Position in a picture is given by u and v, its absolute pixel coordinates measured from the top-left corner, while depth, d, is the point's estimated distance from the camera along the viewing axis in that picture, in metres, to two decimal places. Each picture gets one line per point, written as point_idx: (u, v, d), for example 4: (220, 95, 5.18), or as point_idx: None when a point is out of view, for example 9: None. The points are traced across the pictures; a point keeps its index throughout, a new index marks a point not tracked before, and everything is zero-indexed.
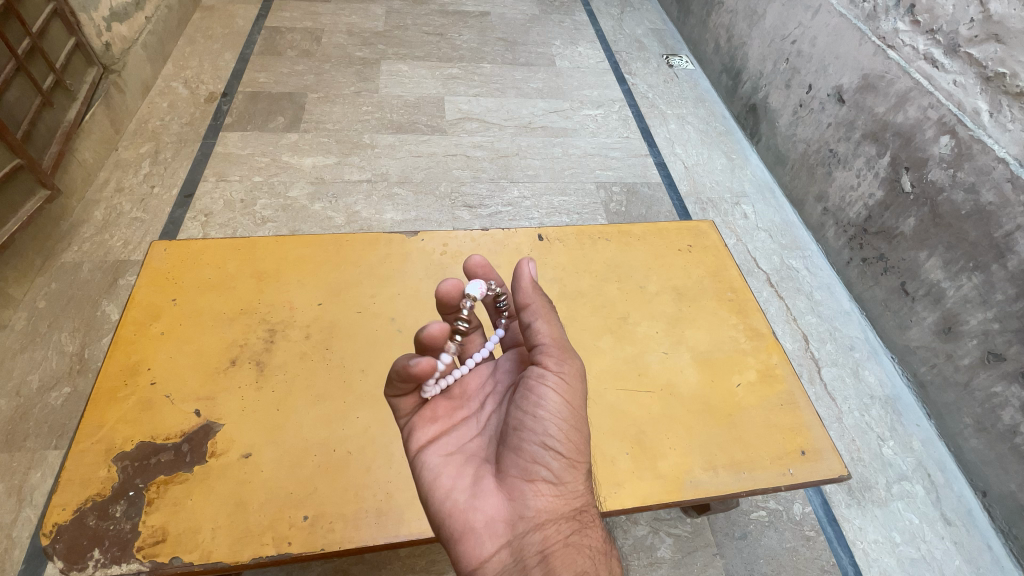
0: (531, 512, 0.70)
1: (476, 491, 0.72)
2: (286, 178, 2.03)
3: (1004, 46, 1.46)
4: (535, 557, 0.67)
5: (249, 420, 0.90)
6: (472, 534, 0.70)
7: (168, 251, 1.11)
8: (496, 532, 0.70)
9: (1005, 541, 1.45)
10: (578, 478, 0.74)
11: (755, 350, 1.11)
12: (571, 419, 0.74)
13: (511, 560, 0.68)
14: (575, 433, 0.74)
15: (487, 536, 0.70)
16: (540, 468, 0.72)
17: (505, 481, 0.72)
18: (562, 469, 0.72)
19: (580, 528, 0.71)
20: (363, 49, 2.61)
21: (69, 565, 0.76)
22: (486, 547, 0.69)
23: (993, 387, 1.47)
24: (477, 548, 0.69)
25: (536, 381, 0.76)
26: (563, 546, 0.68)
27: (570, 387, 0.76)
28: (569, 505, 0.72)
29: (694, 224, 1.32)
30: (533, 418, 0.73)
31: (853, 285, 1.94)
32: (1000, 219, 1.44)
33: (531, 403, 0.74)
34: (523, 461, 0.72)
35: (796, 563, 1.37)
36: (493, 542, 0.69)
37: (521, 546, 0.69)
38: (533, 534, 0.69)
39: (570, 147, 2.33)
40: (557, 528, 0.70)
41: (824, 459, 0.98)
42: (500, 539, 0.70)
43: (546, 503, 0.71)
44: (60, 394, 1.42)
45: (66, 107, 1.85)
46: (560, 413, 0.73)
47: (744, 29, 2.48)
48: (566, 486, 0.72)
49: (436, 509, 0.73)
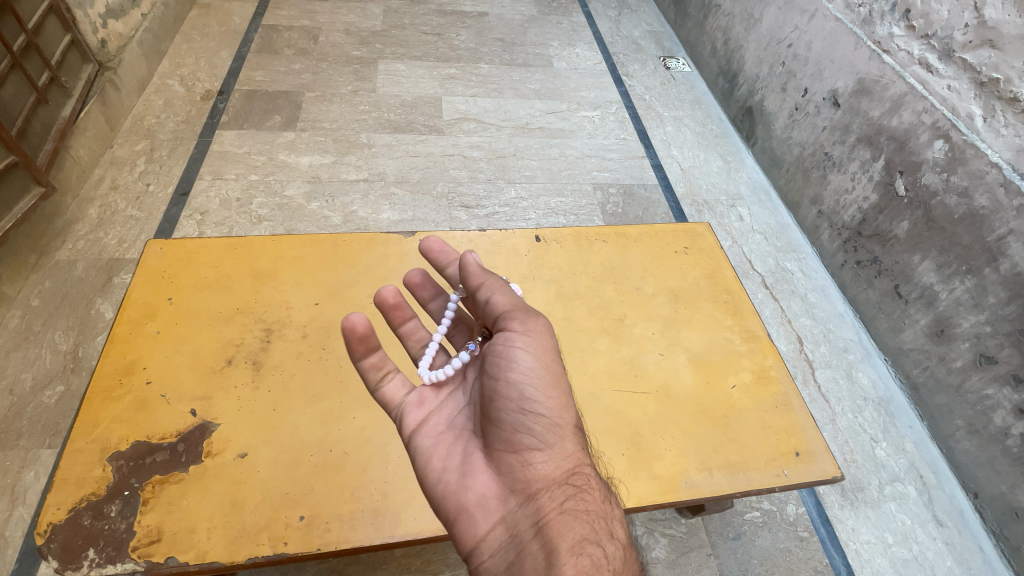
0: (521, 483, 0.73)
1: (467, 470, 0.76)
2: (282, 177, 2.02)
3: (998, 52, 1.48)
4: (531, 530, 0.70)
5: (245, 420, 0.90)
6: (467, 513, 0.73)
7: (164, 250, 1.10)
8: (490, 509, 0.73)
9: (996, 542, 1.46)
10: (564, 441, 0.75)
11: (750, 352, 1.11)
12: (546, 381, 0.76)
13: (507, 536, 0.71)
14: (553, 397, 0.76)
15: (481, 514, 0.72)
16: (523, 436, 0.74)
17: (494, 456, 0.75)
18: (545, 433, 0.74)
19: (573, 493, 0.72)
20: (360, 48, 2.60)
21: (64, 565, 0.75)
22: (482, 525, 0.72)
23: (985, 389, 1.49)
24: (472, 527, 0.72)
25: (504, 347, 0.77)
26: (557, 514, 0.70)
27: (539, 350, 0.77)
28: (561, 472, 0.74)
29: (690, 226, 1.33)
30: (506, 383, 0.76)
31: (847, 288, 1.96)
32: (993, 223, 1.46)
33: (502, 368, 0.76)
34: (505, 434, 0.75)
35: (790, 564, 1.38)
36: (488, 520, 0.72)
37: (515, 520, 0.71)
38: (526, 506, 0.71)
39: (568, 149, 2.33)
40: (550, 496, 0.71)
41: (818, 460, 0.99)
42: (494, 516, 0.72)
43: (536, 473, 0.73)
44: (54, 393, 1.41)
45: (62, 104, 1.84)
46: (534, 378, 0.75)
47: (740, 32, 2.50)
48: (554, 450, 0.74)
49: (431, 491, 0.76)
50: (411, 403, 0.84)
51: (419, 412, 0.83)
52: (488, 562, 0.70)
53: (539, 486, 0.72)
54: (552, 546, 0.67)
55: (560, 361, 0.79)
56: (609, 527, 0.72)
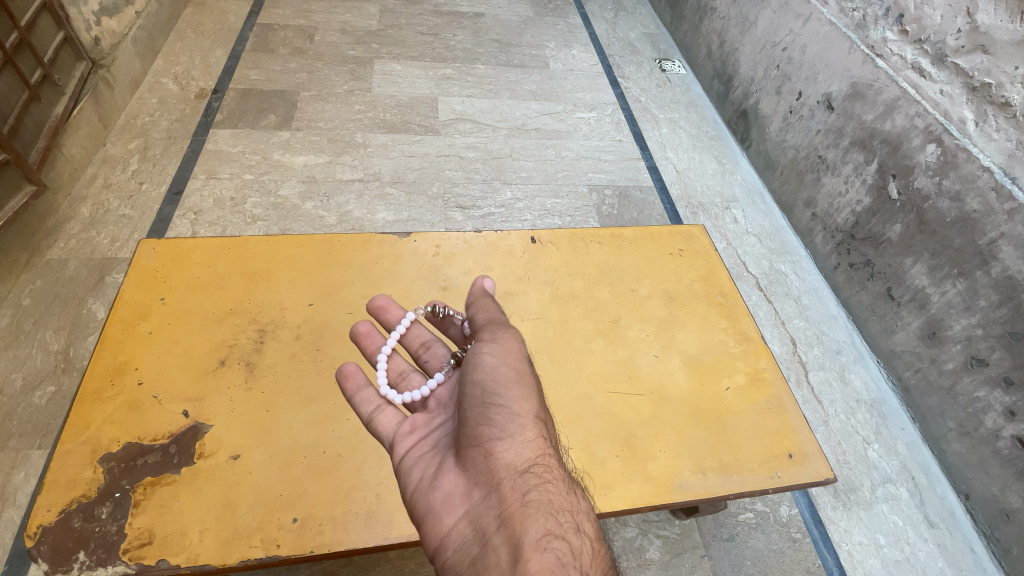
0: (484, 476, 0.68)
1: (437, 471, 0.73)
2: (277, 176, 2.02)
3: (990, 57, 1.49)
4: (494, 523, 0.64)
5: (238, 421, 0.89)
6: (434, 512, 0.69)
7: (157, 250, 1.10)
8: (455, 505, 0.68)
9: (987, 543, 1.48)
10: (526, 430, 0.71)
11: (744, 354, 1.12)
12: (510, 378, 0.76)
13: (470, 532, 0.65)
14: (515, 389, 0.75)
15: (446, 510, 0.68)
16: (484, 428, 0.71)
17: (461, 454, 0.72)
18: (506, 423, 0.71)
19: (536, 484, 0.66)
20: (356, 48, 2.59)
21: (53, 568, 0.74)
22: (448, 522, 0.68)
23: (976, 391, 1.50)
24: (437, 525, 0.68)
25: (472, 355, 0.81)
26: (519, 504, 0.64)
27: (505, 353, 0.80)
28: (525, 462, 0.69)
29: (685, 228, 1.33)
30: (472, 384, 0.77)
31: (840, 290, 1.97)
32: (984, 227, 1.48)
33: (470, 371, 0.79)
34: (467, 428, 0.73)
35: (783, 565, 1.38)
36: (452, 516, 0.68)
37: (478, 513, 0.66)
38: (489, 497, 0.66)
39: (564, 150, 2.33)
40: (512, 484, 0.66)
41: (811, 462, 0.99)
42: (459, 512, 0.67)
43: (499, 461, 0.68)
44: (44, 394, 1.40)
45: (54, 101, 1.83)
46: (497, 375, 0.76)
47: (735, 35, 2.51)
48: (515, 440, 0.69)
49: (407, 496, 0.74)
50: (401, 428, 0.82)
51: (409, 437, 0.80)
52: (451, 559, 0.65)
53: (501, 476, 0.67)
54: (514, 537, 0.61)
55: (530, 363, 0.80)
56: (578, 522, 0.64)
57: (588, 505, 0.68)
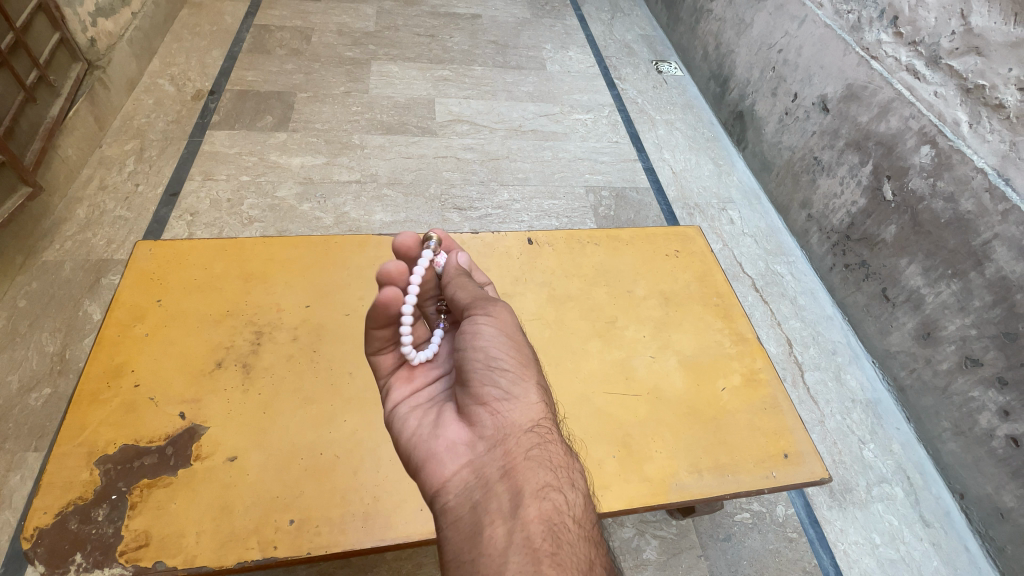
0: (489, 431, 0.71)
1: (439, 422, 0.76)
2: (274, 178, 2.02)
3: (983, 59, 1.51)
4: (497, 472, 0.68)
5: (234, 423, 0.89)
6: (435, 458, 0.72)
7: (153, 251, 1.09)
8: (458, 454, 0.71)
9: (981, 542, 1.48)
10: (531, 395, 0.74)
11: (739, 355, 1.12)
12: (517, 343, 0.78)
13: (472, 479, 0.69)
14: (518, 356, 0.76)
15: (449, 458, 0.71)
16: (490, 388, 0.74)
17: (464, 410, 0.75)
18: (511, 385, 0.74)
19: (539, 443, 0.70)
20: (353, 49, 2.60)
21: (50, 569, 0.74)
22: (449, 468, 0.71)
23: (971, 391, 1.51)
24: (439, 470, 0.71)
25: (468, 326, 0.80)
26: (523, 458, 0.68)
27: (502, 322, 0.80)
28: (529, 422, 0.72)
29: (681, 229, 1.34)
30: (473, 347, 0.77)
31: (835, 290, 1.98)
32: (978, 228, 1.49)
33: (469, 338, 0.78)
34: (472, 387, 0.75)
35: (778, 564, 1.39)
36: (455, 463, 0.71)
37: (481, 464, 0.69)
38: (493, 450, 0.70)
39: (561, 151, 2.34)
40: (517, 441, 0.69)
41: (806, 462, 1.00)
42: (462, 460, 0.71)
43: (506, 419, 0.72)
44: (40, 395, 1.40)
45: (50, 103, 1.82)
46: (502, 341, 0.77)
47: (731, 37, 2.52)
48: (520, 401, 0.73)
49: (405, 441, 0.77)
50: (400, 375, 0.85)
51: (405, 388, 0.84)
52: (451, 502, 0.68)
53: (507, 433, 0.70)
54: (518, 487, 0.65)
55: (525, 334, 0.81)
56: (573, 479, 0.70)
57: (579, 466, 0.73)
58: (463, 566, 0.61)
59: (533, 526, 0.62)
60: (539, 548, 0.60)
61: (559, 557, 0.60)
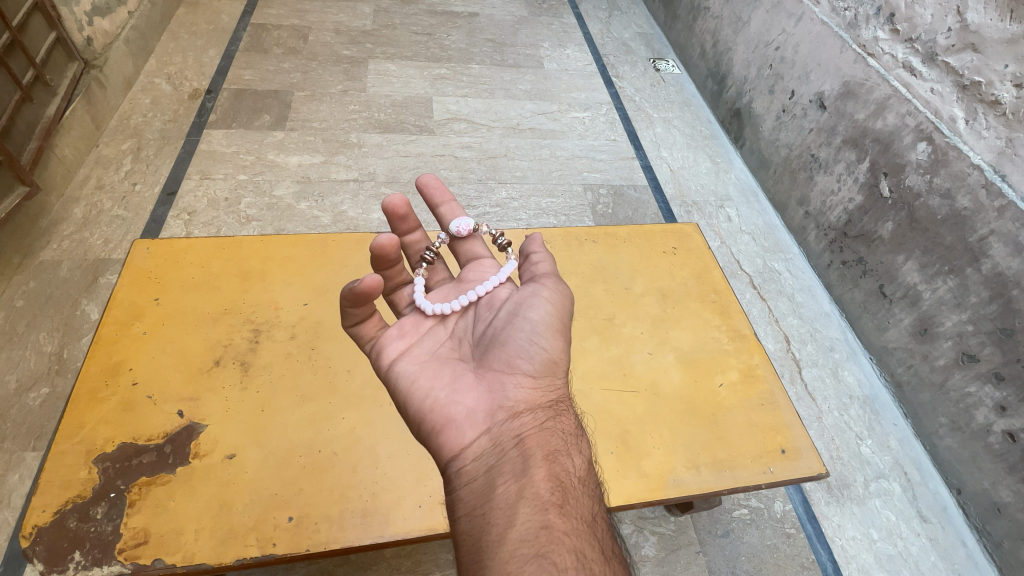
0: (510, 402, 0.78)
1: (456, 388, 0.79)
2: (272, 177, 2.01)
3: (980, 56, 1.51)
4: (515, 440, 0.74)
5: (233, 421, 0.89)
6: (454, 424, 0.76)
7: (150, 250, 1.09)
8: (476, 421, 0.76)
9: (979, 537, 1.49)
10: (554, 375, 0.83)
11: (737, 351, 1.13)
12: (550, 326, 0.84)
13: (489, 446, 0.74)
14: (556, 339, 0.84)
15: (468, 425, 0.76)
16: (521, 362, 0.80)
17: (487, 378, 0.80)
18: (540, 364, 0.81)
19: (554, 416, 0.78)
20: (351, 48, 2.59)
21: (48, 568, 0.74)
22: (467, 434, 0.75)
23: (968, 387, 1.52)
24: (457, 436, 0.75)
25: (528, 292, 0.87)
26: (537, 428, 0.75)
27: (555, 304, 0.86)
28: (547, 398, 0.80)
29: (678, 226, 1.34)
30: (521, 319, 0.84)
31: (833, 287, 1.99)
32: (974, 224, 1.49)
33: (525, 307, 0.85)
34: (503, 357, 0.81)
35: (776, 560, 1.39)
36: (473, 430, 0.75)
37: (500, 432, 0.75)
38: (511, 420, 0.76)
39: (559, 149, 2.34)
40: (535, 414, 0.77)
41: (803, 458, 1.00)
42: (480, 428, 0.76)
43: (524, 394, 0.79)
44: (38, 395, 1.40)
45: (46, 102, 1.82)
46: (537, 324, 0.83)
47: (728, 35, 2.53)
48: (543, 380, 0.81)
49: (417, 405, 0.78)
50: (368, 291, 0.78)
51: (400, 342, 0.85)
52: (468, 465, 0.73)
53: (523, 406, 0.77)
54: (531, 452, 0.72)
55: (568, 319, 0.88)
56: (580, 448, 0.77)
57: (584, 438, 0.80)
58: (479, 518, 0.67)
59: (543, 483, 0.69)
60: (549, 501, 0.67)
61: (565, 509, 0.67)
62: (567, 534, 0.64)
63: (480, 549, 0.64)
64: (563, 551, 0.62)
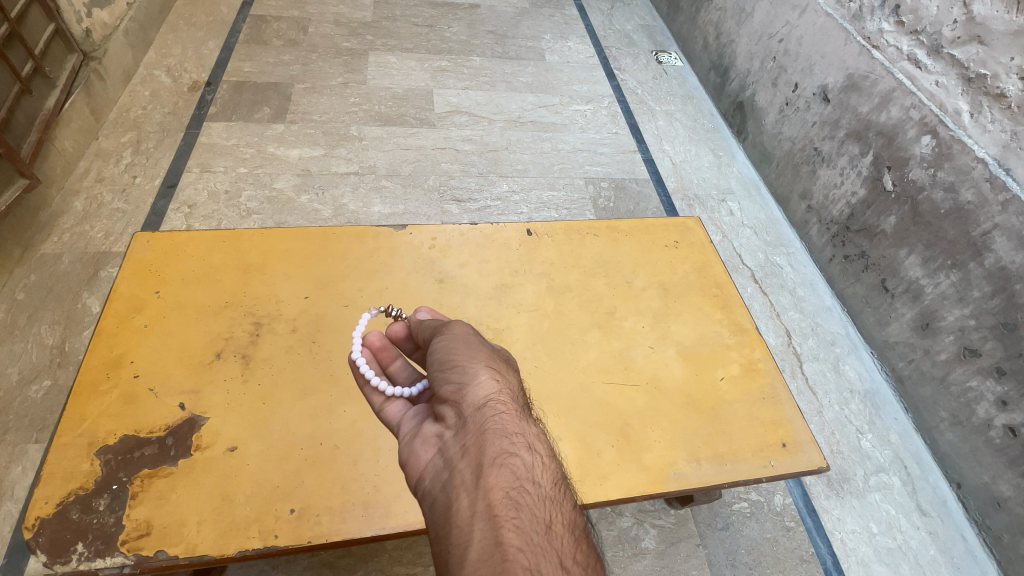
0: (451, 416, 0.65)
1: (416, 422, 0.69)
2: (272, 169, 2.01)
3: (985, 48, 1.50)
4: (460, 449, 0.61)
5: (234, 414, 0.89)
6: (407, 454, 0.66)
7: (151, 243, 1.09)
8: (427, 443, 0.65)
9: (978, 530, 1.50)
10: (484, 366, 0.68)
11: (738, 345, 1.13)
12: (466, 339, 0.72)
13: (439, 462, 0.62)
14: (473, 346, 0.71)
15: (418, 449, 0.65)
16: (446, 374, 0.68)
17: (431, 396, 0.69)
18: (464, 366, 0.68)
19: (497, 411, 0.64)
20: (351, 40, 2.57)
21: (52, 559, 0.74)
22: (421, 458, 0.64)
23: (969, 381, 1.52)
24: (412, 464, 0.64)
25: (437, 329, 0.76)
26: (480, 429, 0.62)
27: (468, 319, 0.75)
28: (486, 394, 0.66)
29: (680, 220, 1.34)
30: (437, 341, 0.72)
31: (835, 282, 1.98)
32: (978, 218, 1.49)
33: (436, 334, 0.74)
34: (432, 373, 0.69)
35: (776, 553, 1.40)
36: (424, 452, 0.64)
37: (447, 445, 0.63)
38: (456, 431, 0.63)
39: (560, 143, 2.33)
40: (475, 415, 0.63)
41: (804, 452, 1.00)
42: (431, 447, 0.64)
43: (464, 396, 0.66)
44: (40, 387, 1.40)
45: (46, 94, 1.82)
46: (447, 340, 0.72)
47: (731, 27, 2.51)
48: (472, 376, 0.67)
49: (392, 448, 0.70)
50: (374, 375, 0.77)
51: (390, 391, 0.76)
52: (425, 490, 0.61)
53: (464, 411, 0.64)
54: (477, 459, 0.59)
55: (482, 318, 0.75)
56: (532, 440, 0.63)
57: (538, 426, 0.67)
58: (435, 546, 0.55)
59: (494, 493, 0.56)
60: (500, 516, 0.54)
61: (518, 520, 0.54)
62: (521, 549, 0.51)
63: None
64: (518, 567, 0.50)
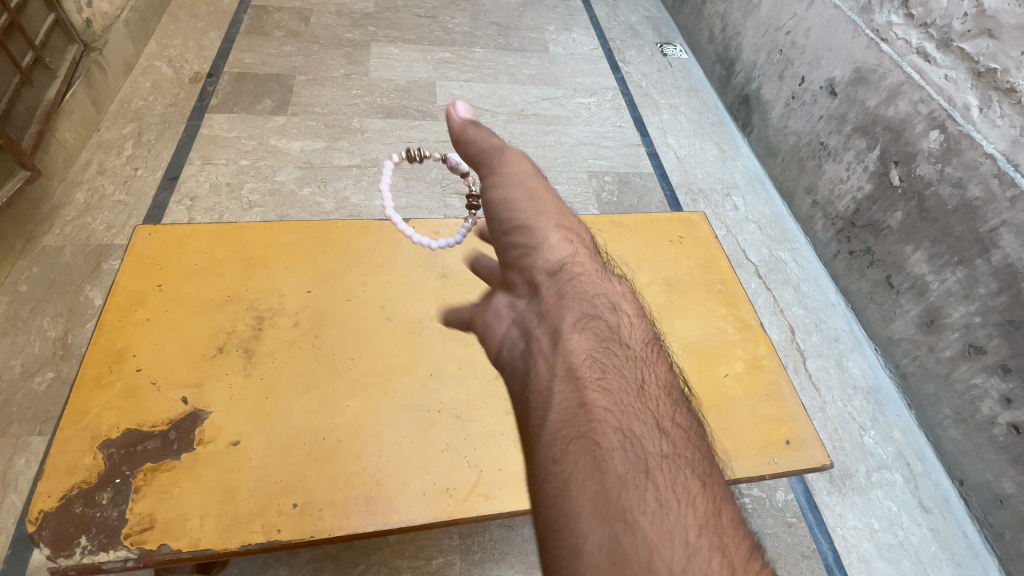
0: (523, 287, 0.74)
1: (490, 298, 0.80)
2: (274, 162, 2.00)
3: (996, 42, 1.48)
4: (536, 316, 0.70)
5: (237, 408, 0.89)
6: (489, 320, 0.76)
7: (152, 236, 1.09)
8: (504, 312, 0.75)
9: (980, 527, 1.50)
10: (549, 236, 0.75)
11: (743, 341, 1.12)
12: (527, 199, 0.77)
13: (516, 331, 0.71)
14: (534, 207, 0.77)
15: (498, 317, 0.75)
16: (515, 241, 0.76)
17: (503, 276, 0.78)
18: (529, 236, 0.75)
19: (569, 278, 0.72)
20: (353, 31, 2.55)
21: (55, 552, 0.74)
22: (499, 326, 0.75)
23: (973, 378, 1.52)
24: (495, 329, 0.75)
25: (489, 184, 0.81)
26: (558, 295, 0.69)
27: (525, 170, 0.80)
28: (556, 261, 0.73)
29: (685, 215, 1.33)
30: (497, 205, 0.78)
31: (839, 278, 1.97)
32: (985, 214, 1.48)
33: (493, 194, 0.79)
34: (501, 245, 0.78)
35: (777, 549, 1.40)
36: (503, 321, 0.74)
37: (522, 315, 0.72)
38: (529, 300, 0.72)
39: (563, 136, 2.31)
40: (547, 285, 0.71)
41: (808, 449, 0.99)
42: (507, 317, 0.74)
43: (534, 267, 0.73)
44: (43, 379, 1.41)
45: (47, 86, 1.81)
46: (505, 202, 0.77)
47: (738, 19, 2.47)
48: (539, 245, 0.74)
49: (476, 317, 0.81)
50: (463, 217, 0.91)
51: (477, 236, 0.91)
52: (507, 356, 0.71)
53: (536, 280, 0.72)
54: (555, 324, 0.66)
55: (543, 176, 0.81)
56: (611, 305, 0.71)
57: (617, 289, 0.74)
58: (523, 413, 0.63)
59: (575, 355, 0.63)
60: (583, 377, 0.61)
61: (604, 379, 0.61)
62: (609, 410, 0.58)
63: (527, 437, 0.60)
64: (606, 426, 0.56)
